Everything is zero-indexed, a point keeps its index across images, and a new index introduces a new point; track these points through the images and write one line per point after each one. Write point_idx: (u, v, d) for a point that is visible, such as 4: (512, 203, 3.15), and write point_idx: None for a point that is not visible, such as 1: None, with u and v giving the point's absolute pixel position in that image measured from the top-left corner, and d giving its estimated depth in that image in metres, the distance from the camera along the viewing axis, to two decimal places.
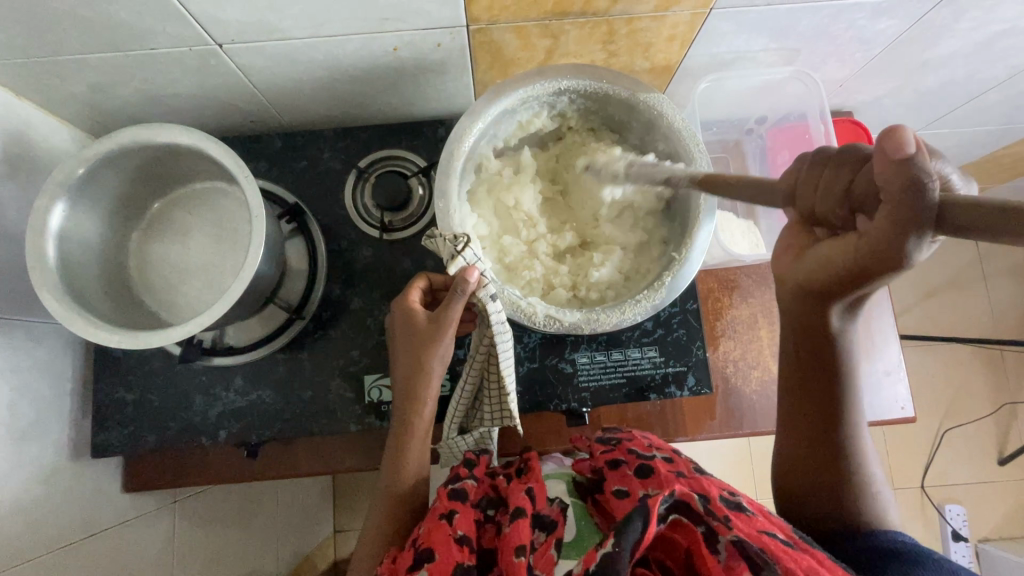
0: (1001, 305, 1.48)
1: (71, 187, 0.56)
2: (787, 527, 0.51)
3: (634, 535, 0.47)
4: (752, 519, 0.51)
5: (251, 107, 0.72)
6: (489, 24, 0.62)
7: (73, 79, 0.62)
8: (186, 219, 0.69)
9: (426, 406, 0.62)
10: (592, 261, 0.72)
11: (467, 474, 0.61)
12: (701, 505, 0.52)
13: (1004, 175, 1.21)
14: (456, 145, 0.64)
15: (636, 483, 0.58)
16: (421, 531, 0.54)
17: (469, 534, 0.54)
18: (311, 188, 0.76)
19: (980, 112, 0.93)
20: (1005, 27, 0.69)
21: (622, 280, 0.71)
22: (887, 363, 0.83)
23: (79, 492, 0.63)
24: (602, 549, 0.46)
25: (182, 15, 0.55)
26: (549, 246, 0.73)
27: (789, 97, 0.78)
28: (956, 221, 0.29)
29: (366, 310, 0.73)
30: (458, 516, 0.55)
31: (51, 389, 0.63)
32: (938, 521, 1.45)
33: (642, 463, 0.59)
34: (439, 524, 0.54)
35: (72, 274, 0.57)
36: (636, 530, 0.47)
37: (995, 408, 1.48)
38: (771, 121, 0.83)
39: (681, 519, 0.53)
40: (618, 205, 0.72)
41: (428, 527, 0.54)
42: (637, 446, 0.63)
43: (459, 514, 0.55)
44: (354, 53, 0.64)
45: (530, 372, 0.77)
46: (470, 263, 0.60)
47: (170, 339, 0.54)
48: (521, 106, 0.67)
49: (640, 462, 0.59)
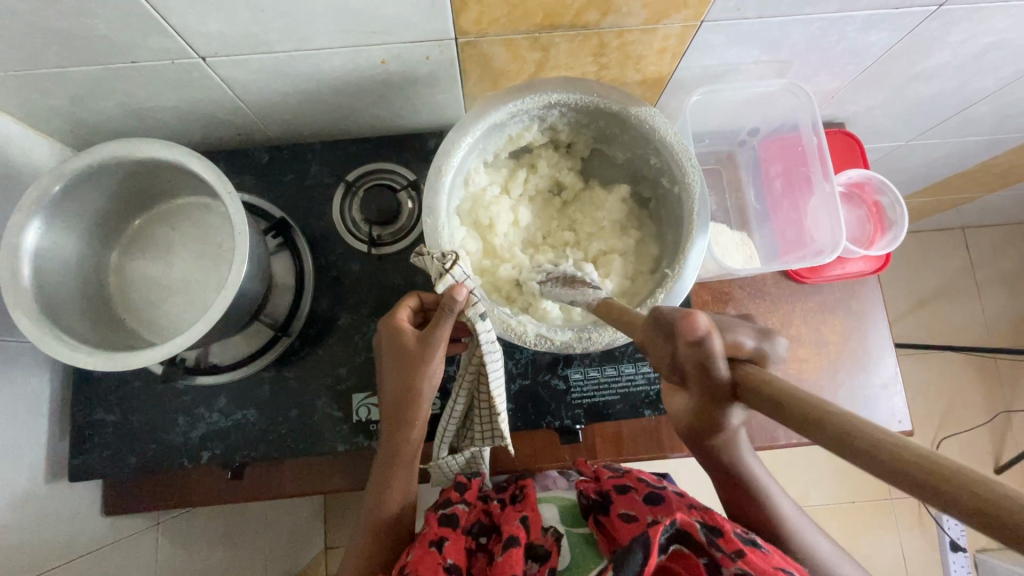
0: (992, 313, 1.64)
1: (46, 204, 0.55)
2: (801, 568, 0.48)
3: (634, 567, 0.46)
4: (769, 555, 0.48)
5: (236, 120, 0.70)
6: (478, 37, 0.59)
7: (52, 92, 0.60)
8: (168, 236, 0.68)
9: (413, 431, 0.56)
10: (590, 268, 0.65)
11: (459, 500, 0.59)
12: (708, 537, 0.50)
13: (987, 183, 1.26)
14: (444, 160, 0.58)
15: (644, 508, 0.56)
16: (410, 558, 0.51)
17: (457, 563, 0.51)
18: (298, 201, 0.75)
19: (972, 121, 0.94)
20: (995, 40, 0.70)
21: (625, 289, 0.63)
22: (884, 376, 0.81)
23: (52, 515, 0.66)
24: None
25: (160, 28, 0.53)
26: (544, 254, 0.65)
27: (781, 110, 0.78)
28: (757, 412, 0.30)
29: (354, 326, 0.72)
30: (450, 542, 0.53)
31: (26, 413, 0.65)
32: (938, 530, 1.51)
33: (653, 491, 0.57)
34: (429, 550, 0.51)
35: (51, 296, 0.56)
36: (636, 562, 0.46)
37: (990, 416, 1.60)
38: (766, 131, 0.82)
39: (684, 551, 0.52)
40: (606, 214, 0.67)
41: (418, 553, 0.51)
42: (649, 476, 0.61)
43: (449, 541, 0.53)
44: (341, 66, 0.62)
45: (520, 389, 0.71)
46: (460, 281, 0.53)
47: (149, 360, 0.53)
48: (510, 120, 0.61)
49: (650, 491, 0.57)
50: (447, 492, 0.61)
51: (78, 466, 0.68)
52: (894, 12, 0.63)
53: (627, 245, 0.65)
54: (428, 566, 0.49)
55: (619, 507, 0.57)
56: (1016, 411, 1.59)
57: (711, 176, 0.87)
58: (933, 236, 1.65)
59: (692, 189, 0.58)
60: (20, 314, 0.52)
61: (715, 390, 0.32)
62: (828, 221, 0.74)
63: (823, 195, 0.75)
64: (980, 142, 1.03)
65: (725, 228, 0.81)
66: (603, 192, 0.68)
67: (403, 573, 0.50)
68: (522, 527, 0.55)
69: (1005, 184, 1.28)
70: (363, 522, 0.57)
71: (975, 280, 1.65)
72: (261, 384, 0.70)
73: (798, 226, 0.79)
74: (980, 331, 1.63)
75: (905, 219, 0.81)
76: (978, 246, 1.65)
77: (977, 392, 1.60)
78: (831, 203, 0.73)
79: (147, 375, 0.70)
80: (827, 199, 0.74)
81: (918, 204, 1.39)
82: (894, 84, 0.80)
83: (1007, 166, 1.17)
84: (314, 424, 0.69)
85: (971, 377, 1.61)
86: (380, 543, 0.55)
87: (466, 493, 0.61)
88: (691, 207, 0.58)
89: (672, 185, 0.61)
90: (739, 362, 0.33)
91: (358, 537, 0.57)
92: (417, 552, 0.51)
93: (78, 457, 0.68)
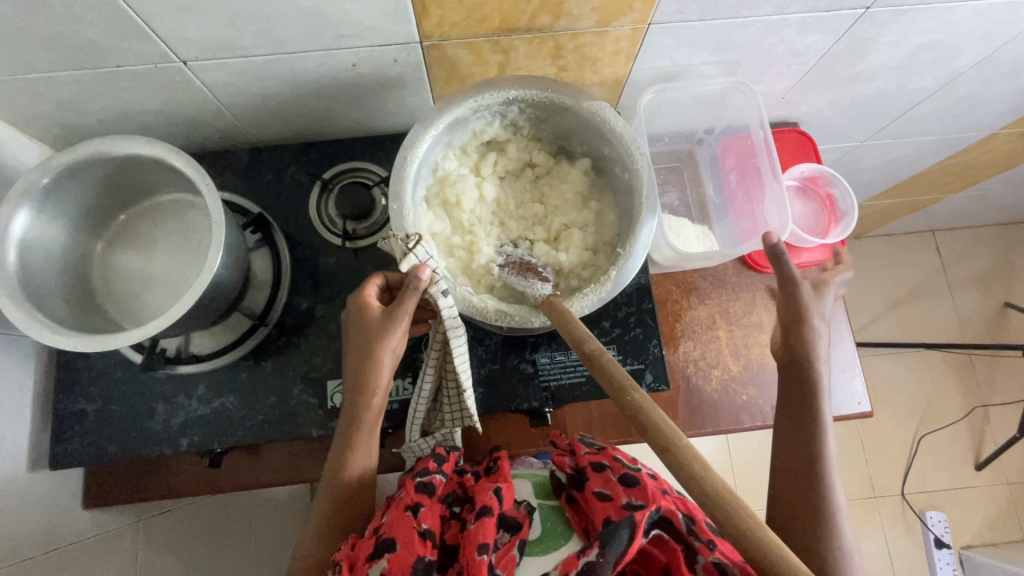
0: (966, 311, 1.68)
1: (33, 196, 0.58)
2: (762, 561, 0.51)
3: (619, 549, 0.46)
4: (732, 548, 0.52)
5: (217, 123, 0.74)
6: (441, 40, 0.64)
7: (42, 96, 0.64)
8: (152, 231, 0.71)
9: (374, 398, 0.60)
10: (554, 245, 0.68)
11: (436, 469, 0.60)
12: (686, 525, 0.51)
13: (947, 184, 1.32)
14: (409, 151, 0.62)
15: (619, 489, 0.56)
16: (384, 521, 0.54)
17: (433, 528, 0.53)
18: (277, 200, 0.78)
19: (920, 120, 0.99)
20: (925, 41, 0.76)
21: (587, 260, 0.67)
22: (842, 360, 0.84)
23: (30, 504, 0.67)
24: (584, 558, 0.47)
25: (143, 33, 0.57)
26: (506, 233, 0.69)
27: (730, 110, 0.83)
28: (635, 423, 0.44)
29: (329, 316, 0.75)
30: (425, 508, 0.54)
31: (9, 402, 0.67)
32: (921, 529, 1.54)
33: (630, 473, 0.57)
34: (405, 515, 0.53)
35: (34, 285, 0.59)
36: (621, 543, 0.47)
37: (968, 411, 1.62)
38: (719, 130, 0.87)
39: (663, 535, 0.51)
40: (569, 193, 0.70)
41: (393, 517, 0.53)
42: (623, 456, 0.61)
43: (425, 508, 0.54)
44: (314, 69, 0.66)
45: (490, 373, 0.74)
46: (422, 261, 0.56)
47: (124, 342, 0.56)
48: (472, 115, 0.65)
49: (626, 472, 0.57)
50: (424, 461, 0.62)
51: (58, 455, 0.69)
52: (826, 14, 0.68)
53: (587, 218, 0.69)
54: (402, 531, 0.51)
55: (593, 486, 0.57)
56: (993, 406, 1.62)
57: (669, 173, 0.91)
58: (905, 239, 1.71)
59: (641, 174, 0.63)
60: (4, 298, 0.55)
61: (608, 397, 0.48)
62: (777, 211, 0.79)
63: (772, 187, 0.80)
64: (932, 142, 1.09)
65: (686, 221, 0.84)
66: (566, 165, 0.72)
67: (378, 536, 0.52)
68: (495, 497, 0.56)
69: (965, 185, 1.34)
70: (324, 488, 0.60)
71: (948, 280, 1.69)
72: (240, 373, 0.72)
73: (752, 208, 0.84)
74: (954, 329, 1.66)
75: (855, 208, 0.85)
76: (949, 247, 1.71)
77: (954, 388, 1.64)
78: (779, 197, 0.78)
79: (129, 365, 0.73)
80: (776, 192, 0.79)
81: (885, 206, 1.44)
82: (839, 85, 0.85)
83: (963, 166, 1.22)
84: (290, 410, 0.72)
85: (946, 374, 1.64)
86: (344, 506, 0.59)
87: (442, 464, 0.62)
88: (641, 191, 0.63)
89: (624, 172, 0.66)
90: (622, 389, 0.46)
91: (321, 504, 0.60)
92: (392, 516, 0.54)
93: (58, 446, 0.70)
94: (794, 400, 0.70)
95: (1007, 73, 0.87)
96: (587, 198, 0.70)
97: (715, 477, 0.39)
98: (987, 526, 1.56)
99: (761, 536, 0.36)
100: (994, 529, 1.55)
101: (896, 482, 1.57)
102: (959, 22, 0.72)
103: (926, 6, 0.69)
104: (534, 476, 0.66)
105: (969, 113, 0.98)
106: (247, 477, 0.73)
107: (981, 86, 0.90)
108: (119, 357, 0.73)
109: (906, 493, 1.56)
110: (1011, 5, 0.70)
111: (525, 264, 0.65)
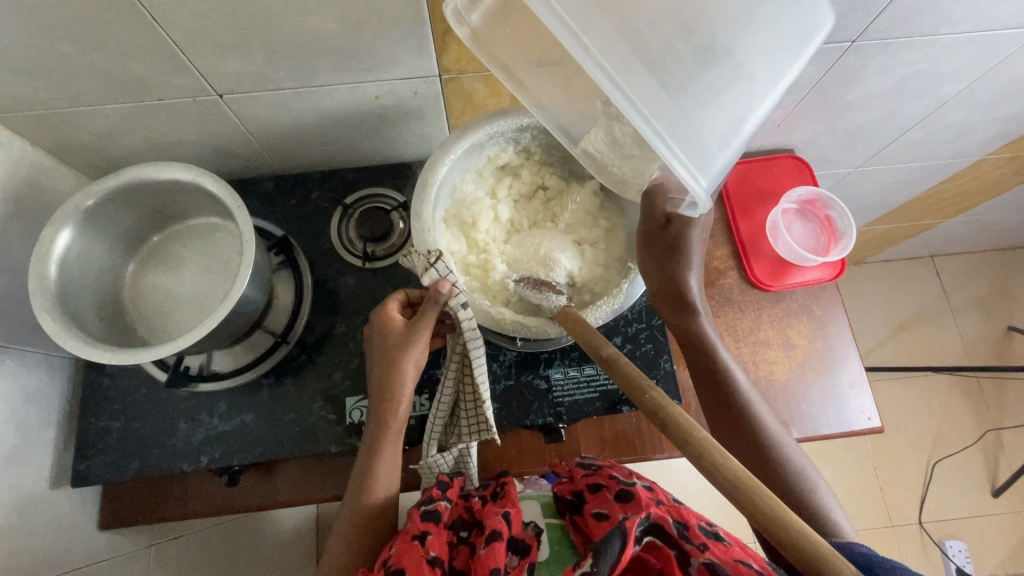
0: (969, 334, 1.68)
1: (76, 218, 0.62)
2: (762, 557, 0.47)
3: (611, 558, 0.44)
4: (730, 548, 0.48)
5: (247, 153, 0.79)
6: (459, 74, 0.69)
7: (84, 128, 0.69)
8: (181, 253, 0.75)
9: (399, 407, 0.62)
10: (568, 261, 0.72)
11: (442, 496, 0.59)
12: (676, 530, 0.50)
13: (940, 210, 1.36)
14: (430, 173, 0.66)
15: (615, 505, 0.54)
16: (393, 552, 0.52)
17: (441, 555, 0.52)
18: (300, 224, 0.82)
19: (910, 147, 1.04)
20: (910, 71, 0.81)
21: (601, 272, 0.71)
22: (851, 376, 0.84)
23: (52, 521, 0.68)
24: (579, 569, 0.44)
25: (186, 69, 0.62)
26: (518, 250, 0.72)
27: (611, 46, 0.45)
28: (661, 418, 0.46)
29: (348, 334, 0.77)
30: (433, 536, 0.53)
31: (36, 418, 0.69)
32: (941, 558, 1.49)
33: (625, 488, 0.55)
34: (413, 544, 0.52)
35: (70, 301, 0.62)
36: (614, 550, 0.45)
37: (980, 435, 1.61)
38: (611, 42, 0.45)
39: (655, 541, 0.51)
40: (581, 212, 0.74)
41: (401, 547, 0.52)
42: (620, 471, 0.59)
43: (433, 535, 0.53)
44: (340, 102, 0.71)
45: (505, 388, 0.76)
46: (442, 276, 0.59)
47: (153, 355, 0.58)
48: (488, 141, 0.70)
49: (622, 487, 0.55)
50: (429, 489, 0.61)
51: (81, 472, 0.71)
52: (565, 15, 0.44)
53: (597, 236, 0.73)
54: (411, 559, 0.50)
55: (592, 507, 0.56)
56: (1005, 430, 1.61)
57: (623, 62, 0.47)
58: (906, 264, 1.73)
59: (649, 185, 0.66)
60: (44, 314, 0.58)
61: (640, 392, 0.48)
62: (690, 155, 0.48)
63: (755, 66, 0.47)
64: (924, 169, 1.13)
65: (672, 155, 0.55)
66: (576, 186, 0.76)
67: (387, 567, 0.51)
68: (504, 522, 0.54)
69: (959, 210, 1.37)
70: (347, 504, 0.61)
71: (951, 304, 1.71)
72: (260, 390, 0.74)
73: (755, 205, 0.91)
74: (960, 353, 1.67)
75: (853, 228, 0.88)
76: (949, 272, 1.73)
77: (964, 411, 1.63)
78: (735, 119, 0.48)
79: (153, 384, 0.75)
80: (677, 139, 0.47)
81: (883, 231, 1.46)
82: (830, 112, 0.90)
83: (956, 192, 1.26)
84: (309, 426, 0.73)
85: (956, 398, 1.63)
86: (367, 521, 0.60)
87: (448, 490, 0.60)
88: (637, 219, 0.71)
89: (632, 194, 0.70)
90: (647, 387, 0.48)
91: (345, 519, 0.60)
92: (400, 547, 0.52)
93: (81, 463, 0.71)
94: (699, 366, 0.68)
95: (992, 101, 0.91)
96: (596, 216, 0.74)
97: (735, 466, 0.41)
98: (1008, 556, 1.52)
99: (779, 512, 0.40)
100: (1015, 558, 1.51)
101: (913, 511, 1.53)
102: (940, 53, 0.77)
103: (908, 39, 0.74)
104: (540, 496, 0.66)
105: (958, 139, 1.02)
106: (263, 495, 0.73)
107: (966, 115, 0.94)
108: (144, 375, 0.75)
109: (924, 522, 1.52)
110: (987, 38, 0.76)
111: (539, 279, 0.67)
